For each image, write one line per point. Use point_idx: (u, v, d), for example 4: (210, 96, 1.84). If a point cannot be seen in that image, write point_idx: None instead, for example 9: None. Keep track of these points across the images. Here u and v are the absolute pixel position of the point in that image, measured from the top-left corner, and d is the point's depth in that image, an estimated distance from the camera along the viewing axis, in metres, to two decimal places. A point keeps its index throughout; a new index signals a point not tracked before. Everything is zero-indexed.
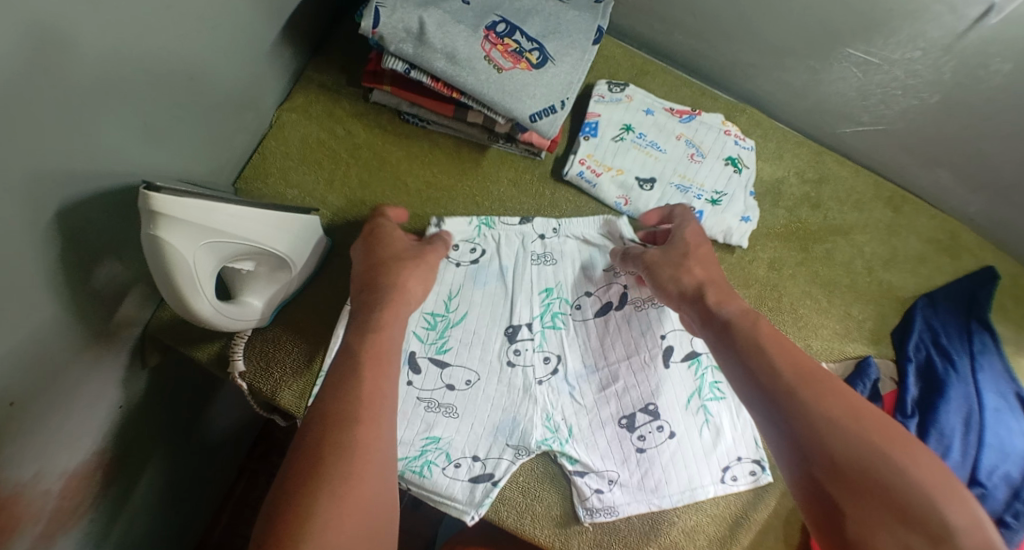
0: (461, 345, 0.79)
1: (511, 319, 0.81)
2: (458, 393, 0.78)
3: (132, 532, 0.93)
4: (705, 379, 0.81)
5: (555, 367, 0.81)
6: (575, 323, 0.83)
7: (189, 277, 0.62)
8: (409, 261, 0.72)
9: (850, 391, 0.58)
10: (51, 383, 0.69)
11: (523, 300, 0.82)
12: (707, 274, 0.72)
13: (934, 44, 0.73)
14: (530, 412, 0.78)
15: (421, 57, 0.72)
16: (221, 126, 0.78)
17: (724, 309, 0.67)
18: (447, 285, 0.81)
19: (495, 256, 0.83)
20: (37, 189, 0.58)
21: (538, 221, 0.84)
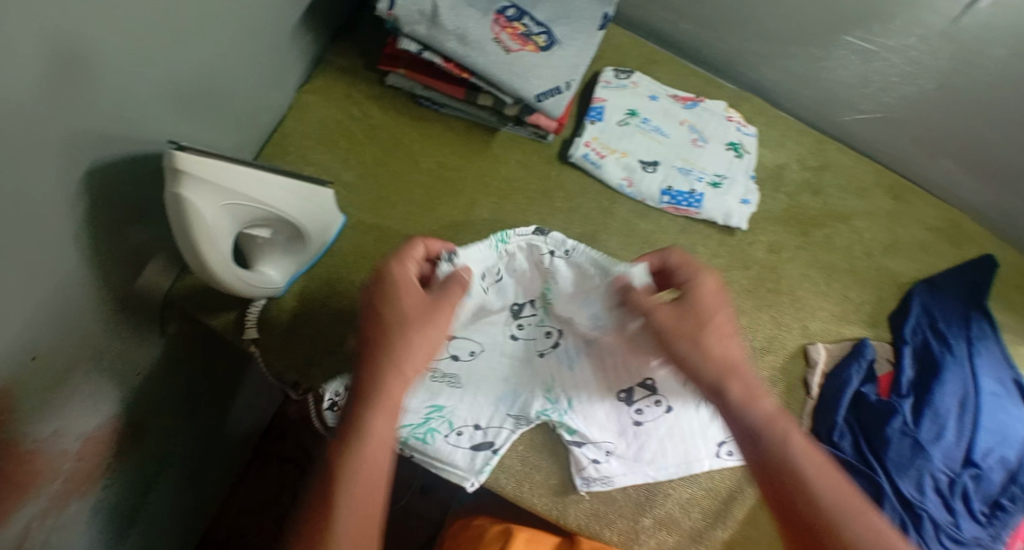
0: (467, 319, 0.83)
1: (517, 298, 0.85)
2: (461, 363, 0.82)
3: (148, 494, 0.97)
4: None
5: (557, 341, 0.84)
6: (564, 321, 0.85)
7: (208, 235, 0.66)
8: (410, 319, 0.68)
9: (861, 509, 0.59)
10: (77, 338, 0.74)
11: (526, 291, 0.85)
12: (728, 350, 0.70)
13: (931, 30, 0.76)
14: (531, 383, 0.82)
15: (434, 37, 0.76)
16: (244, 103, 0.82)
17: (748, 408, 0.66)
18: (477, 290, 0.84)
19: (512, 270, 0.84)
20: (70, 147, 0.62)
21: (552, 237, 0.81)
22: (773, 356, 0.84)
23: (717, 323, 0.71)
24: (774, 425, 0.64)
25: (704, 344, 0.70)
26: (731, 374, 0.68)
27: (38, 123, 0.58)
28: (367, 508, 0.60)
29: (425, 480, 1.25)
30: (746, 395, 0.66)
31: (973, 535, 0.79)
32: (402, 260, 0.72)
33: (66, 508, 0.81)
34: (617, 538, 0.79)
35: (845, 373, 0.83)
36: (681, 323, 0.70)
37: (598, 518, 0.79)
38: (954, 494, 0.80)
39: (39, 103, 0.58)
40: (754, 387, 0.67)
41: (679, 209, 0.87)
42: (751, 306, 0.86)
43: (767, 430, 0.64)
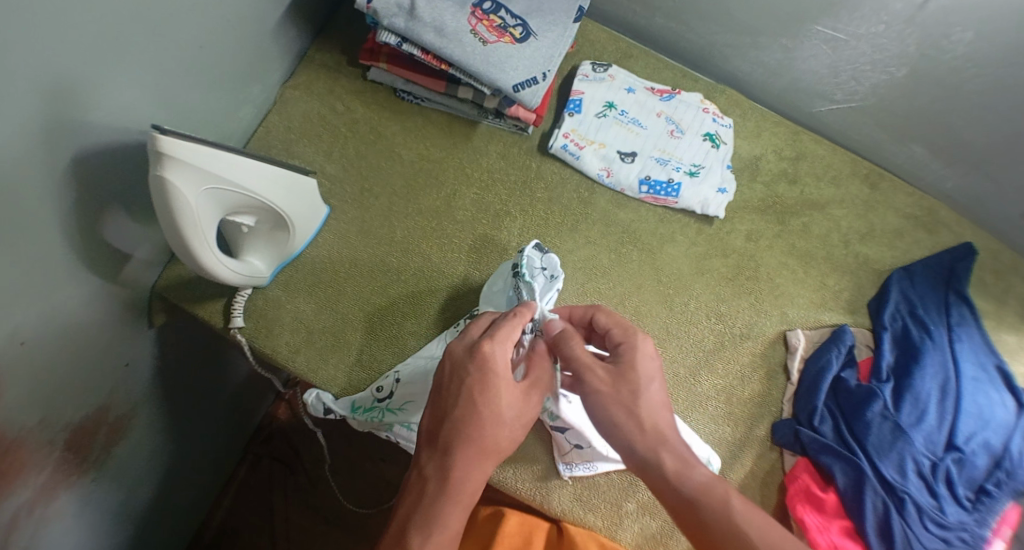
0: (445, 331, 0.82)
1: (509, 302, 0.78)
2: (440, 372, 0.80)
3: (135, 490, 0.97)
4: None
5: None
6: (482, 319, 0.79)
7: (191, 218, 0.67)
8: (515, 407, 0.64)
9: None
10: (64, 328, 0.74)
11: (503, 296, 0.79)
12: (661, 418, 0.65)
13: (896, 16, 0.79)
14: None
15: (411, 30, 0.78)
16: (229, 98, 0.84)
17: (686, 477, 0.62)
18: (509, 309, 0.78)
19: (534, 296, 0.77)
20: (55, 133, 0.64)
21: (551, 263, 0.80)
22: (752, 343, 0.85)
23: (649, 391, 0.65)
24: (711, 495, 0.61)
25: (636, 414, 0.64)
26: (662, 445, 0.63)
27: (22, 107, 0.60)
28: None
29: None
30: (681, 473, 0.62)
31: (958, 521, 0.76)
32: (505, 343, 0.65)
33: (55, 499, 0.82)
34: (601, 524, 0.79)
35: (824, 358, 0.83)
36: (613, 387, 0.65)
37: (582, 503, 0.79)
38: (936, 479, 0.77)
39: (26, 86, 0.59)
40: (687, 458, 0.63)
41: (657, 199, 0.89)
42: (728, 293, 0.87)
43: (705, 499, 0.61)
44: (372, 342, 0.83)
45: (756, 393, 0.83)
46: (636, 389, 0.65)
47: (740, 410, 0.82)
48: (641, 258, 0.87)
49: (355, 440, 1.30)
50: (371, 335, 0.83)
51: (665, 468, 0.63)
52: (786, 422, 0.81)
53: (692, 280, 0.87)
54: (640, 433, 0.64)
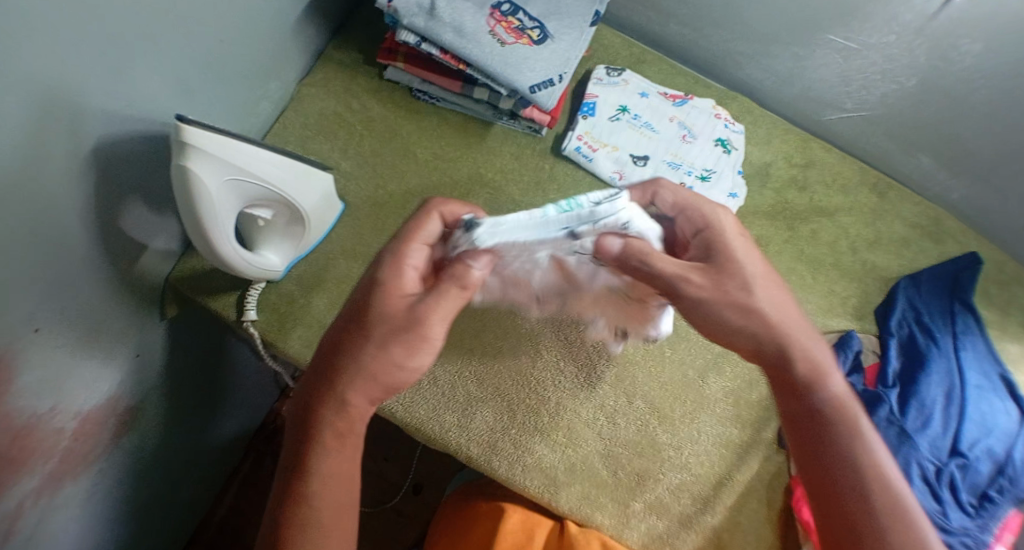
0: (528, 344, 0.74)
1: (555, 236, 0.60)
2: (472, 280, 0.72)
3: (138, 482, 0.97)
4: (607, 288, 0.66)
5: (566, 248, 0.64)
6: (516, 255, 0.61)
7: (211, 209, 0.68)
8: (391, 327, 0.62)
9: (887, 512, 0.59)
10: (78, 317, 0.75)
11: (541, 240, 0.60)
12: (794, 305, 0.67)
13: (908, 27, 0.80)
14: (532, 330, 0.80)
15: (431, 29, 0.79)
16: (248, 93, 0.85)
17: (809, 391, 0.65)
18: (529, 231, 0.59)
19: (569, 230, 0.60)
20: (78, 124, 0.65)
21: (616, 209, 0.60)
22: None
23: (754, 268, 0.67)
24: (843, 411, 0.64)
25: (755, 295, 0.66)
26: (790, 330, 0.66)
27: (47, 94, 0.61)
28: (333, 489, 0.61)
29: (417, 479, 1.27)
30: (804, 358, 0.66)
31: (961, 526, 0.76)
32: (394, 265, 0.64)
33: (61, 487, 0.82)
34: (607, 523, 0.77)
35: None
36: (720, 275, 0.66)
37: (590, 502, 0.78)
38: (940, 484, 0.78)
39: (53, 74, 0.60)
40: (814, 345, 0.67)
41: None
42: None
43: (824, 398, 0.65)
44: None
45: (764, 397, 0.85)
46: (740, 264, 0.67)
47: (748, 413, 0.84)
48: None
49: None
50: None
51: (786, 356, 0.66)
52: None
53: None
54: (756, 320, 0.66)
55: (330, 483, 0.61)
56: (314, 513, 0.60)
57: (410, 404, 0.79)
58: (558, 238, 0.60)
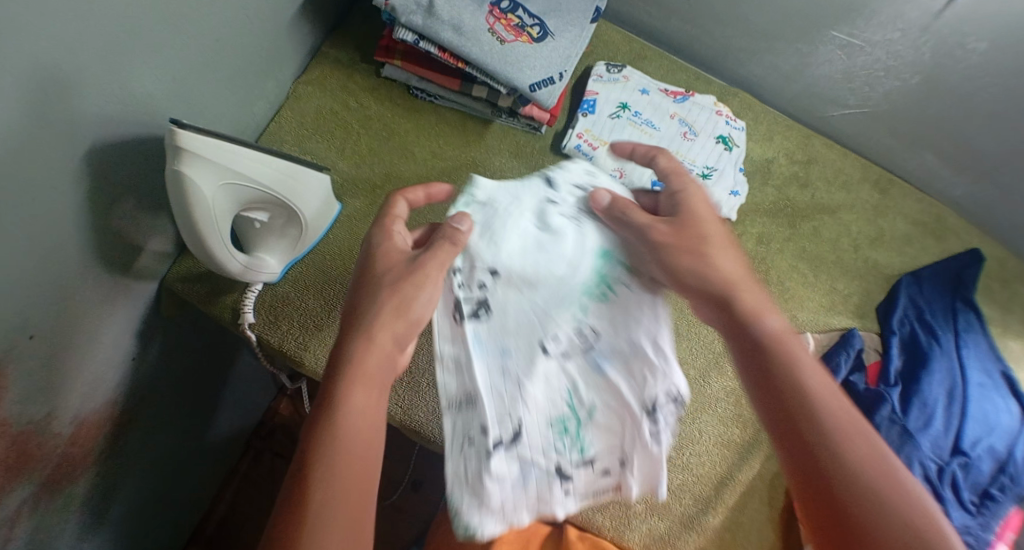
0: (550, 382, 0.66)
1: (534, 202, 0.69)
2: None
3: (136, 484, 0.96)
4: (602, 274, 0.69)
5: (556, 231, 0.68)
6: (496, 218, 0.67)
7: (207, 213, 0.67)
8: (391, 278, 0.62)
9: (853, 441, 0.57)
10: (74, 322, 0.74)
11: (518, 202, 0.69)
12: (736, 255, 0.68)
13: (912, 24, 0.80)
14: (525, 342, 0.65)
15: (429, 27, 0.78)
16: (243, 92, 0.84)
17: (753, 322, 0.64)
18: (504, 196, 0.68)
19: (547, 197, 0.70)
20: (70, 127, 0.63)
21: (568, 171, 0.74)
22: None
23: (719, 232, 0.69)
24: (786, 340, 0.62)
25: (701, 249, 0.67)
26: (728, 279, 0.66)
27: (40, 96, 0.59)
28: (351, 449, 0.55)
29: (416, 476, 1.26)
30: (747, 296, 0.65)
31: (963, 525, 0.77)
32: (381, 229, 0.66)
33: (59, 491, 0.82)
34: (607, 524, 0.77)
35: (834, 362, 0.83)
36: (684, 230, 0.68)
37: (590, 504, 0.78)
38: (943, 483, 0.78)
39: (47, 76, 0.59)
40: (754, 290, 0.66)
41: None
42: None
43: (768, 341, 0.62)
44: None
45: None
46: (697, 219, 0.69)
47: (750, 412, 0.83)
48: None
49: None
50: None
51: (731, 307, 0.65)
52: None
53: None
54: (708, 261, 0.67)
55: (343, 464, 0.54)
56: (329, 477, 0.53)
57: (410, 406, 0.78)
58: (536, 201, 0.69)
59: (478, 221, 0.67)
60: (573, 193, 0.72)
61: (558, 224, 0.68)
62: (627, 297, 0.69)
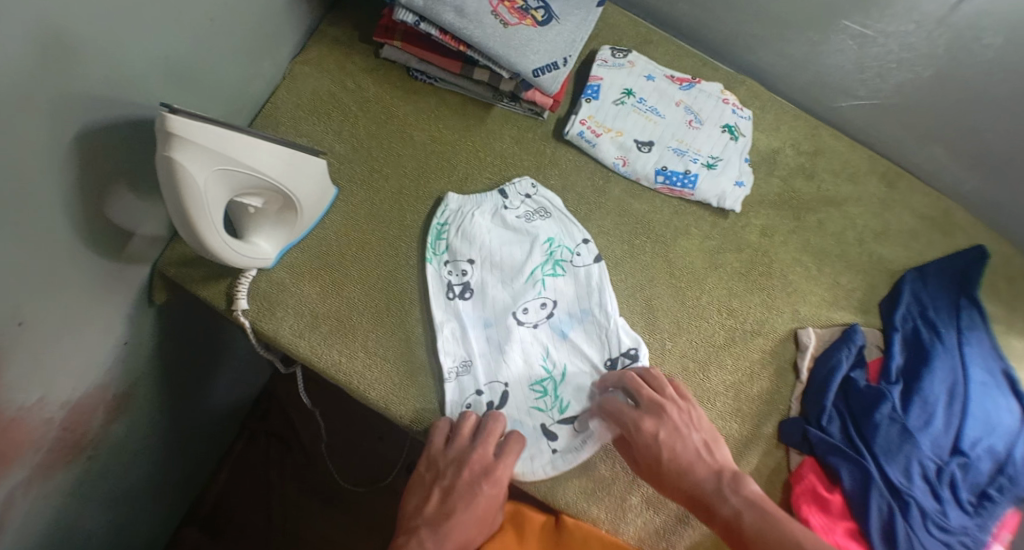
0: (529, 346, 0.80)
1: (494, 204, 0.85)
2: (459, 302, 0.81)
3: (130, 466, 0.96)
4: (553, 256, 0.84)
5: (520, 227, 0.84)
6: (464, 223, 0.84)
7: (200, 200, 0.65)
8: (465, 501, 0.73)
9: None
10: (66, 307, 0.73)
11: (481, 208, 0.85)
12: (703, 458, 0.74)
13: (928, 16, 0.78)
14: (499, 312, 0.81)
15: (430, 8, 0.76)
16: (238, 73, 0.82)
17: (717, 503, 0.71)
18: (469, 201, 0.85)
19: (508, 202, 0.85)
20: (61, 108, 0.61)
21: (519, 184, 0.86)
22: (763, 340, 0.85)
23: (709, 478, 0.73)
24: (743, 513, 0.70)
25: (661, 439, 0.74)
26: (692, 469, 0.73)
27: (27, 77, 0.57)
28: None
29: (411, 458, 1.26)
30: (720, 506, 0.71)
31: (960, 525, 0.77)
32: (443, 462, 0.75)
33: (52, 474, 0.81)
34: (604, 517, 0.77)
35: (835, 358, 0.83)
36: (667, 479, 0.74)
37: (587, 495, 0.77)
38: (941, 483, 0.78)
39: (33, 55, 0.57)
40: (717, 458, 0.75)
41: (673, 191, 0.87)
42: (742, 288, 0.87)
43: (735, 526, 0.70)
44: (379, 327, 0.80)
45: (765, 391, 0.83)
46: (677, 465, 0.73)
47: (748, 407, 0.82)
48: (655, 250, 0.86)
49: (351, 418, 1.29)
50: (379, 321, 0.81)
51: (687, 492, 0.73)
52: (794, 421, 0.81)
53: (704, 275, 0.86)
54: (660, 466, 0.74)
55: None
56: None
57: (405, 396, 0.78)
58: (496, 204, 0.85)
59: (457, 224, 0.84)
60: (523, 200, 0.86)
61: (517, 220, 0.84)
62: (575, 271, 0.83)
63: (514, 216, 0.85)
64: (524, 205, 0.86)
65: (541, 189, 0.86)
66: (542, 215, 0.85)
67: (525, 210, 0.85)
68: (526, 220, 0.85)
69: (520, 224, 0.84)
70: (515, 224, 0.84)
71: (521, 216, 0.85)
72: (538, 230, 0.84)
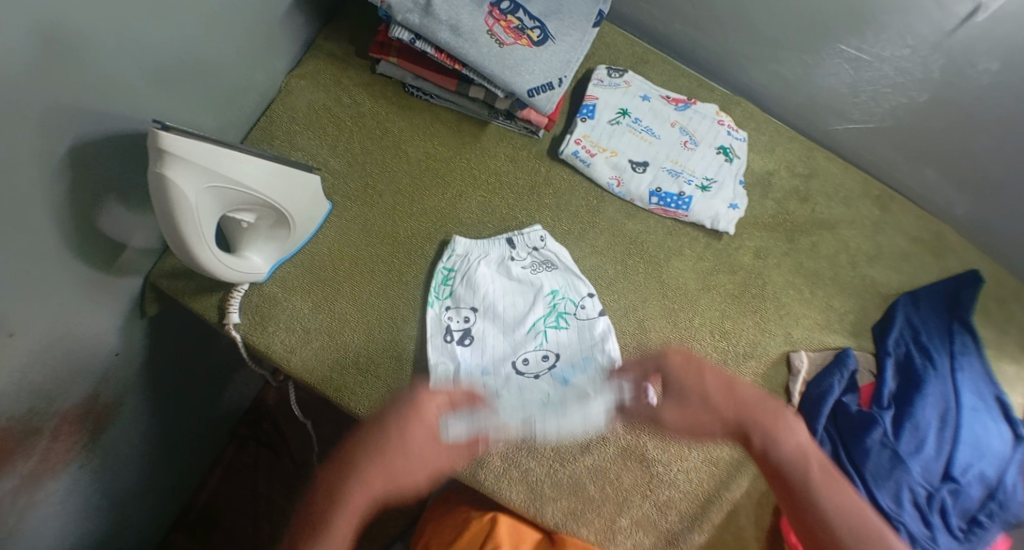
0: (527, 401, 0.79)
1: (501, 250, 0.85)
2: (457, 347, 0.80)
3: (119, 476, 0.96)
4: (557, 308, 0.83)
5: (525, 277, 0.84)
6: (469, 270, 0.83)
7: (190, 216, 0.65)
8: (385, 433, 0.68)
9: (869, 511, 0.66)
10: (55, 320, 0.72)
11: (487, 254, 0.84)
12: (744, 385, 0.72)
13: (923, 41, 0.78)
14: (498, 360, 0.80)
15: (426, 27, 0.75)
16: (233, 87, 0.82)
17: (767, 437, 0.69)
18: (475, 247, 0.84)
19: (515, 250, 0.85)
20: (51, 122, 0.61)
21: (528, 234, 0.85)
22: (754, 362, 0.85)
23: (757, 408, 0.70)
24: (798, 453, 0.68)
25: (704, 376, 0.72)
26: (743, 399, 0.71)
27: (18, 92, 0.57)
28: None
29: None
30: (783, 437, 0.69)
31: None
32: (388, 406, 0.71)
33: (40, 486, 0.80)
34: (592, 538, 0.77)
35: (826, 382, 0.83)
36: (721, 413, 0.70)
37: (576, 517, 0.77)
38: (931, 509, 0.78)
39: (23, 70, 0.57)
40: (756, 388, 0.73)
41: (666, 211, 0.87)
42: (734, 310, 0.87)
43: (791, 464, 0.68)
44: (371, 345, 0.80)
45: None
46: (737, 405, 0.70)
47: None
48: (648, 270, 0.86)
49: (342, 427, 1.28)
50: (370, 338, 0.80)
51: (749, 426, 0.70)
52: None
53: (697, 296, 0.86)
54: (712, 401, 0.71)
55: None
56: None
57: None
58: (501, 250, 0.85)
59: (461, 271, 0.83)
60: (529, 252, 0.85)
61: (523, 271, 0.84)
62: (578, 323, 0.82)
63: (520, 267, 0.84)
64: (532, 255, 0.85)
65: (547, 240, 0.85)
66: (541, 255, 0.85)
67: (531, 261, 0.85)
68: (532, 272, 0.84)
69: (527, 275, 0.84)
70: (520, 275, 0.84)
71: (527, 266, 0.84)
72: (542, 282, 0.84)
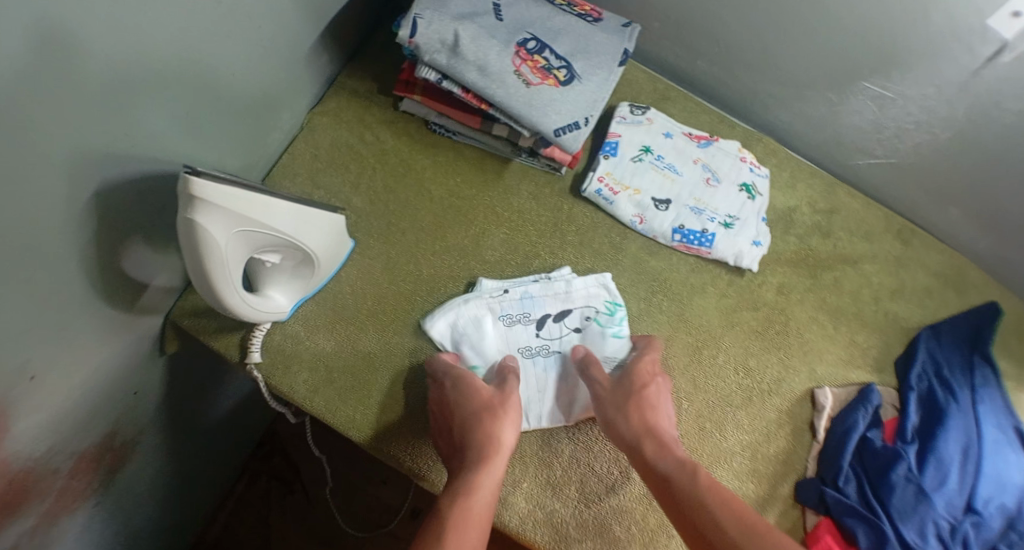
0: (549, 438, 0.80)
1: (547, 305, 0.83)
2: None
3: (133, 512, 0.94)
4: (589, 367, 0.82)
5: (564, 337, 0.83)
6: (507, 325, 0.82)
7: (218, 260, 0.65)
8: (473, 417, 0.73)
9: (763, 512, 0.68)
10: (78, 361, 0.71)
11: (530, 308, 0.83)
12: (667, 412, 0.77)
13: (950, 81, 0.79)
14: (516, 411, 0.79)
15: (454, 67, 0.76)
16: (257, 124, 0.82)
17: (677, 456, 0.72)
18: (518, 301, 0.83)
19: (557, 305, 0.83)
20: (82, 169, 0.61)
21: (574, 287, 0.84)
22: (779, 400, 0.85)
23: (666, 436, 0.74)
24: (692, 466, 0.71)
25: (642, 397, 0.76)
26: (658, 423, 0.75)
27: (53, 139, 0.57)
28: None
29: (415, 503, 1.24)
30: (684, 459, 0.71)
31: None
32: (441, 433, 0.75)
33: (55, 526, 0.79)
34: None
35: (850, 419, 0.82)
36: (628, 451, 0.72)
37: None
38: (954, 541, 0.75)
39: (61, 118, 0.56)
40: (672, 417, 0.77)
41: (690, 248, 0.87)
42: (759, 347, 0.86)
43: (677, 474, 0.69)
44: (397, 385, 0.79)
45: (782, 452, 0.82)
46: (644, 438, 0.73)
47: (765, 468, 0.81)
48: (672, 309, 0.86)
49: (356, 462, 1.26)
50: (398, 377, 0.80)
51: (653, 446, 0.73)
52: (811, 482, 0.80)
53: (721, 333, 0.86)
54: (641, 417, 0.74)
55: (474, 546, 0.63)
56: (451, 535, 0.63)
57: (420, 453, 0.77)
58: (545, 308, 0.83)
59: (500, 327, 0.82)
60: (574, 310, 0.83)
61: (564, 330, 0.83)
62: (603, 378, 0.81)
63: (558, 326, 0.83)
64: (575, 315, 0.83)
65: (593, 323, 0.83)
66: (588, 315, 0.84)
67: (576, 320, 0.83)
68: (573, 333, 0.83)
69: (567, 337, 0.83)
70: (556, 335, 0.83)
71: (569, 325, 0.83)
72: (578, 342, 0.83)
